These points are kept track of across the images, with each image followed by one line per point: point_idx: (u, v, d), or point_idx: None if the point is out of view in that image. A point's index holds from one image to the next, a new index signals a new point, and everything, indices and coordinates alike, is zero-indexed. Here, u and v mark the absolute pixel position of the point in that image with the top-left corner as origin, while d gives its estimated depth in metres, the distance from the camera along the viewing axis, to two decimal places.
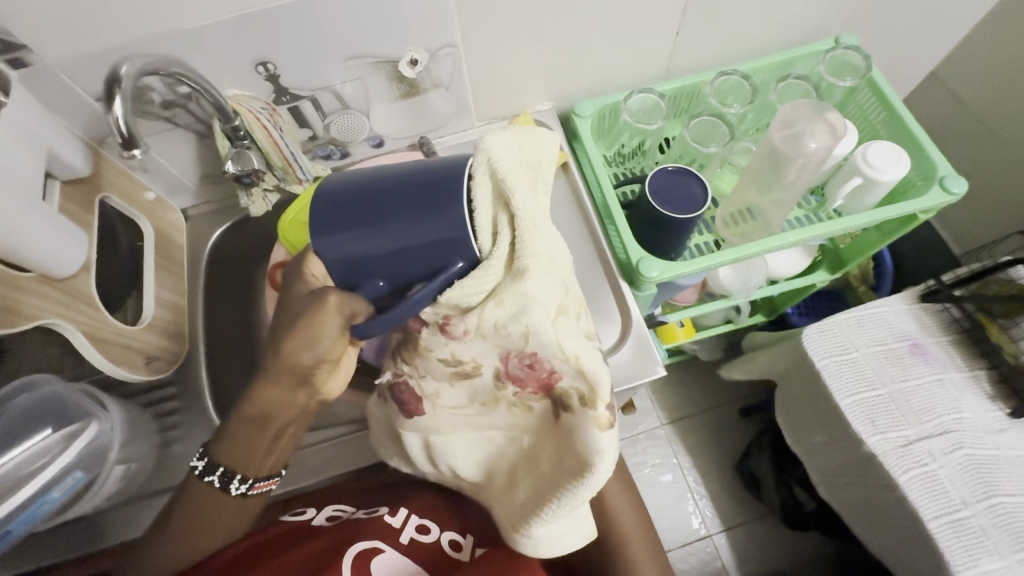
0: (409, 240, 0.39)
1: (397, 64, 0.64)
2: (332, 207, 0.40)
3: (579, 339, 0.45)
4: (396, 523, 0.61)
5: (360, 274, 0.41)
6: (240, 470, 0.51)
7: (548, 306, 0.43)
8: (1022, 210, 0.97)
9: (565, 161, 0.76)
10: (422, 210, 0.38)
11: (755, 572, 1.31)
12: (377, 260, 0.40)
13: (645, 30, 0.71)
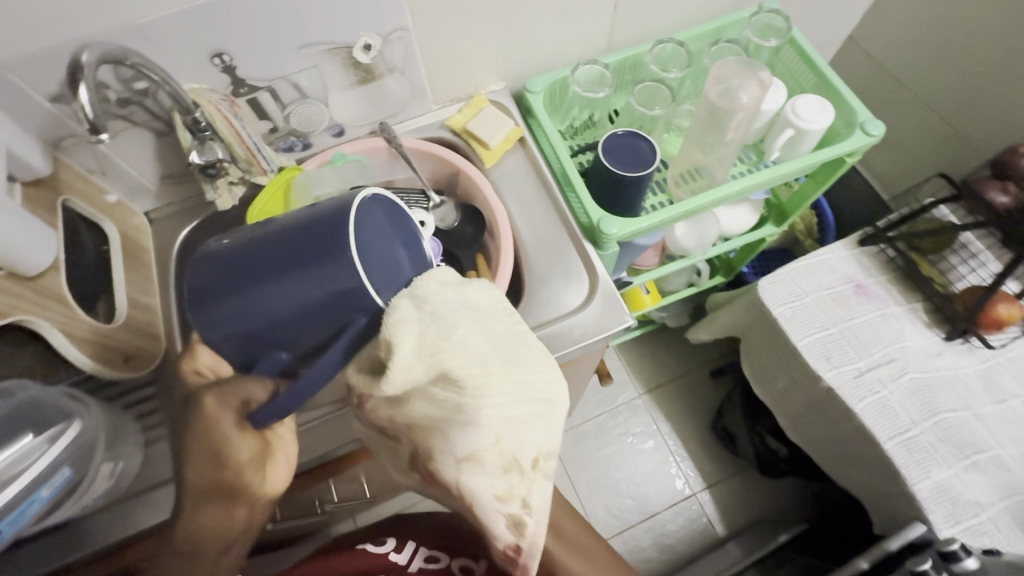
0: (307, 305, 0.42)
1: (352, 48, 0.66)
2: (216, 286, 0.42)
3: (484, 485, 0.50)
4: (403, 559, 0.68)
5: (260, 348, 0.44)
6: None
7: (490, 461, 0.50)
8: (938, 155, 1.07)
9: (521, 136, 0.79)
10: (318, 268, 0.41)
11: (739, 523, 1.37)
12: (275, 331, 0.43)
13: (583, 7, 0.75)
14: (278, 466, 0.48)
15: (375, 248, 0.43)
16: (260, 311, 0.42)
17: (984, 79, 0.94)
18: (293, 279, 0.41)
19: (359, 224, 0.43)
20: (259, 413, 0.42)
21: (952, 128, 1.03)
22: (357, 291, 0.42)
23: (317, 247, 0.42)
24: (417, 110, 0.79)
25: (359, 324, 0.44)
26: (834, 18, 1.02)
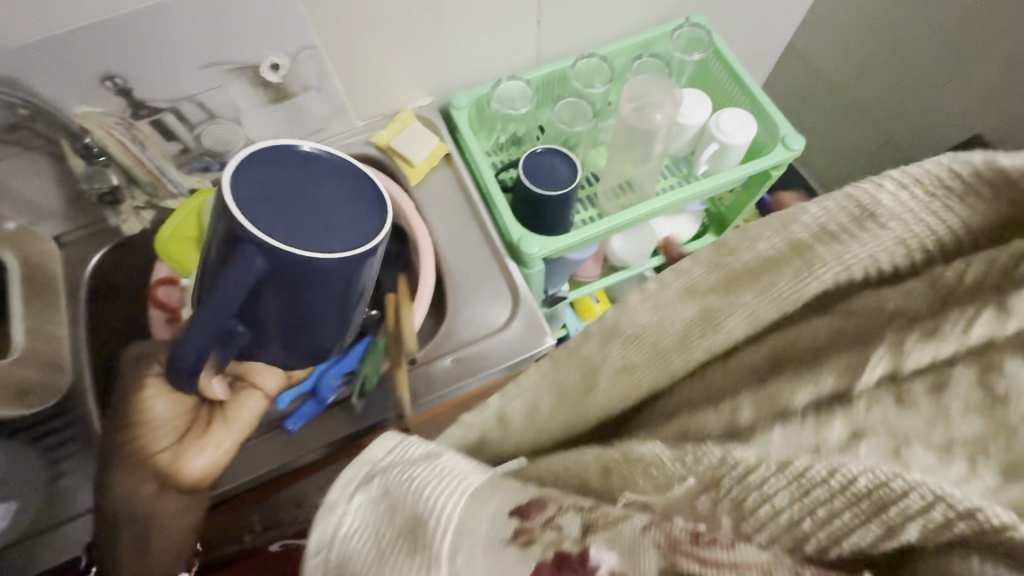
0: (251, 283, 0.40)
1: (258, 68, 0.64)
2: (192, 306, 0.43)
3: None
4: None
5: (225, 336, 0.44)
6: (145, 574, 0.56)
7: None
8: (871, 164, 1.09)
9: (446, 152, 0.78)
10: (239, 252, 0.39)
11: None
12: (242, 312, 0.42)
13: (505, 20, 0.75)
14: (194, 441, 0.57)
15: (288, 216, 0.40)
16: (221, 307, 0.41)
17: (911, 90, 0.96)
18: (225, 270, 0.39)
19: (258, 195, 0.39)
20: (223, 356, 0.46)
21: (885, 137, 1.04)
22: (293, 260, 0.39)
23: (228, 244, 0.39)
24: (341, 128, 0.77)
25: (320, 268, 0.40)
26: (770, 27, 1.02)
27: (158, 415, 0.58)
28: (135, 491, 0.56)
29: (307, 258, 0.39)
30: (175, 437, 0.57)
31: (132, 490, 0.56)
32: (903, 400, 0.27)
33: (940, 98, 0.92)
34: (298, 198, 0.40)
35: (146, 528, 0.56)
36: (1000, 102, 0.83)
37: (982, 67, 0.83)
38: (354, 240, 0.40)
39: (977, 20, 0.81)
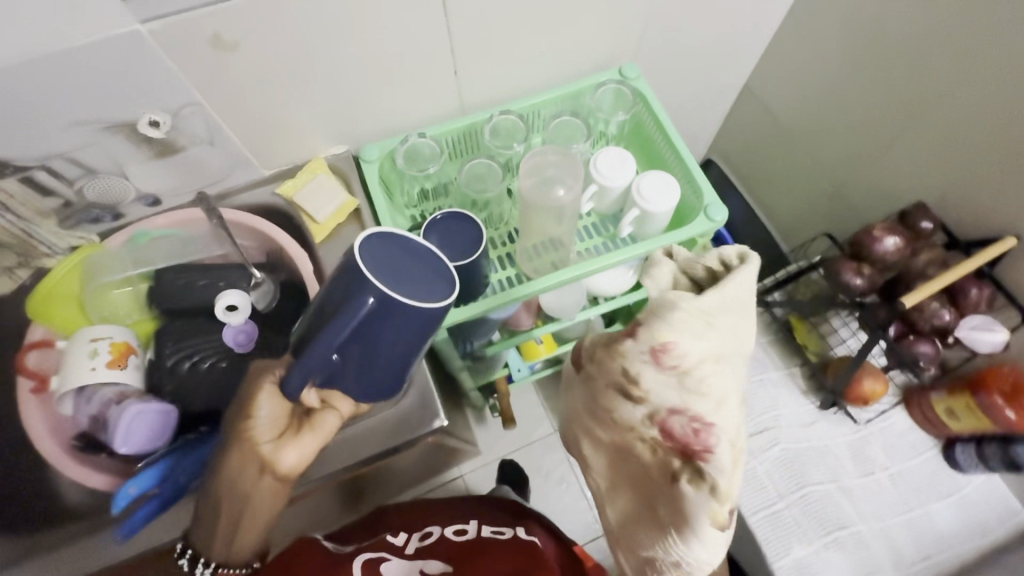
0: (353, 325, 0.45)
1: (135, 125, 0.60)
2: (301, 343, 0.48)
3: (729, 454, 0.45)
4: (400, 539, 0.72)
5: (319, 371, 0.47)
6: (205, 555, 0.53)
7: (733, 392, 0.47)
8: (816, 216, 1.06)
9: (354, 207, 0.74)
10: (349, 298, 0.44)
11: None
12: (342, 348, 0.46)
13: (419, 71, 0.70)
14: (294, 443, 0.50)
15: (410, 270, 0.46)
16: (330, 344, 0.45)
17: (860, 142, 0.91)
18: (337, 316, 0.45)
19: (379, 256, 0.46)
20: (293, 383, 0.47)
21: (836, 187, 0.99)
22: (403, 307, 0.45)
23: (349, 290, 0.45)
24: (245, 175, 0.74)
25: (423, 310, 0.45)
26: (720, 69, 0.98)
27: (268, 416, 0.50)
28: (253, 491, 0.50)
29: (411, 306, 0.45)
30: (288, 437, 0.50)
31: (246, 499, 0.50)
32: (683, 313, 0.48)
33: (888, 155, 0.87)
34: (402, 257, 0.46)
35: (246, 508, 0.51)
36: (945, 167, 0.78)
37: (931, 128, 0.79)
38: (443, 294, 0.46)
39: (926, 79, 0.77)
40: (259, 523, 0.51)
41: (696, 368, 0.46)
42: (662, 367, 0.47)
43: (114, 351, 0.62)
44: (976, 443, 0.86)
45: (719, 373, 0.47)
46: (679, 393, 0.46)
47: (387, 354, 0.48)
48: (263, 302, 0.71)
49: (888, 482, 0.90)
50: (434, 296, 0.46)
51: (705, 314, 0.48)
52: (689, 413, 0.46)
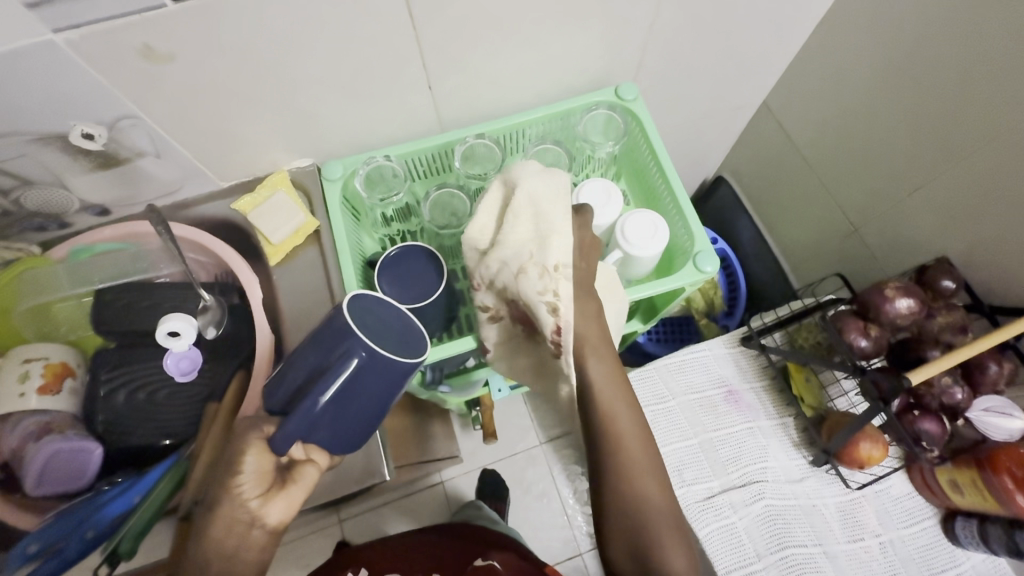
0: (341, 376, 0.44)
1: (68, 137, 0.54)
2: (284, 394, 0.46)
3: (534, 286, 0.55)
4: None
5: (302, 425, 0.45)
6: None
7: (514, 262, 0.56)
8: (817, 252, 1.00)
9: (314, 228, 0.69)
10: (336, 351, 0.45)
11: None
12: (326, 404, 0.45)
13: (387, 86, 0.63)
14: (282, 497, 0.44)
15: (393, 327, 0.47)
16: (312, 397, 0.44)
17: (882, 184, 0.82)
18: (325, 372, 0.44)
19: (366, 314, 0.46)
20: (281, 435, 0.44)
21: (852, 227, 0.90)
22: (390, 364, 0.45)
23: (334, 346, 0.45)
24: (201, 187, 0.69)
25: (403, 364, 0.46)
26: (736, 86, 0.89)
27: (254, 472, 0.43)
28: (239, 554, 0.43)
29: (394, 361, 0.46)
30: (277, 492, 0.44)
31: (228, 568, 0.43)
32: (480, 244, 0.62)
33: (911, 201, 0.78)
34: (380, 314, 0.47)
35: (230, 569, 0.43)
36: (975, 226, 0.70)
37: (964, 180, 0.70)
38: (419, 346, 0.47)
39: (949, 125, 0.69)
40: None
41: (484, 267, 0.60)
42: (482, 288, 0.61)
43: (47, 374, 0.58)
44: (979, 520, 0.78)
45: (496, 258, 0.58)
46: (499, 291, 0.60)
47: (369, 405, 0.47)
48: (211, 328, 0.66)
49: (877, 551, 0.84)
50: (416, 352, 0.47)
51: (489, 226, 0.62)
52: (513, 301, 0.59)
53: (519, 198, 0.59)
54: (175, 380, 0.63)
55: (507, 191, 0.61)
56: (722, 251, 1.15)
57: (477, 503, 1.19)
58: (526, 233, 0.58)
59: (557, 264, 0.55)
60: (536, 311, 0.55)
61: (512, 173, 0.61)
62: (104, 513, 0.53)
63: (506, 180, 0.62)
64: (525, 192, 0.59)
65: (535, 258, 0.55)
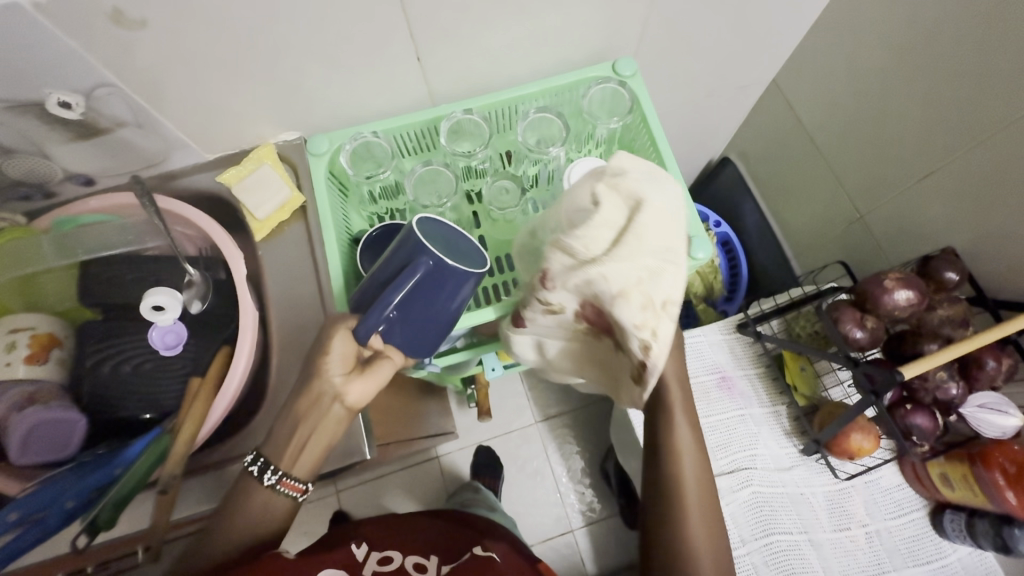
0: (412, 282, 0.48)
1: (44, 106, 0.54)
2: (366, 297, 0.51)
3: (638, 316, 0.48)
4: (360, 555, 0.58)
5: (377, 321, 0.48)
6: (275, 462, 0.49)
7: (617, 284, 0.48)
8: (822, 239, 0.97)
9: (300, 203, 0.68)
10: (408, 260, 0.48)
11: (612, 567, 1.26)
12: (399, 304, 0.48)
13: (373, 58, 0.61)
14: (361, 379, 0.49)
15: (455, 242, 0.51)
16: (388, 298, 0.48)
17: (891, 169, 0.78)
18: (400, 277, 0.48)
19: (429, 230, 0.50)
20: (361, 326, 0.48)
21: (858, 214, 0.87)
22: (455, 271, 0.49)
23: (404, 260, 0.49)
24: (185, 159, 0.68)
25: (467, 273, 0.50)
26: (744, 64, 0.85)
27: (340, 354, 0.48)
28: (320, 421, 0.49)
29: (460, 272, 0.49)
30: (357, 376, 0.49)
31: (308, 432, 0.49)
32: (566, 246, 0.50)
33: (919, 189, 0.75)
34: (442, 230, 0.51)
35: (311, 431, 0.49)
36: (985, 217, 0.67)
37: (976, 169, 0.66)
38: (478, 259, 0.51)
39: (966, 110, 0.65)
40: (321, 453, 0.50)
41: (574, 278, 0.50)
42: (555, 283, 0.52)
43: (34, 344, 0.58)
44: (967, 513, 0.77)
45: (605, 275, 0.48)
46: (581, 295, 0.52)
47: (438, 308, 0.51)
48: (195, 303, 0.66)
49: (863, 540, 0.84)
50: (480, 265, 0.50)
51: (600, 237, 0.50)
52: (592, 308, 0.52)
53: (640, 215, 0.50)
54: (160, 354, 0.63)
55: (613, 197, 0.52)
56: (725, 235, 1.13)
57: (475, 484, 1.20)
58: (642, 258, 0.49)
59: (664, 301, 0.49)
60: (625, 336, 0.50)
61: (618, 181, 0.52)
62: (83, 483, 0.53)
63: (614, 185, 0.52)
64: (646, 214, 0.50)
65: (643, 287, 0.48)
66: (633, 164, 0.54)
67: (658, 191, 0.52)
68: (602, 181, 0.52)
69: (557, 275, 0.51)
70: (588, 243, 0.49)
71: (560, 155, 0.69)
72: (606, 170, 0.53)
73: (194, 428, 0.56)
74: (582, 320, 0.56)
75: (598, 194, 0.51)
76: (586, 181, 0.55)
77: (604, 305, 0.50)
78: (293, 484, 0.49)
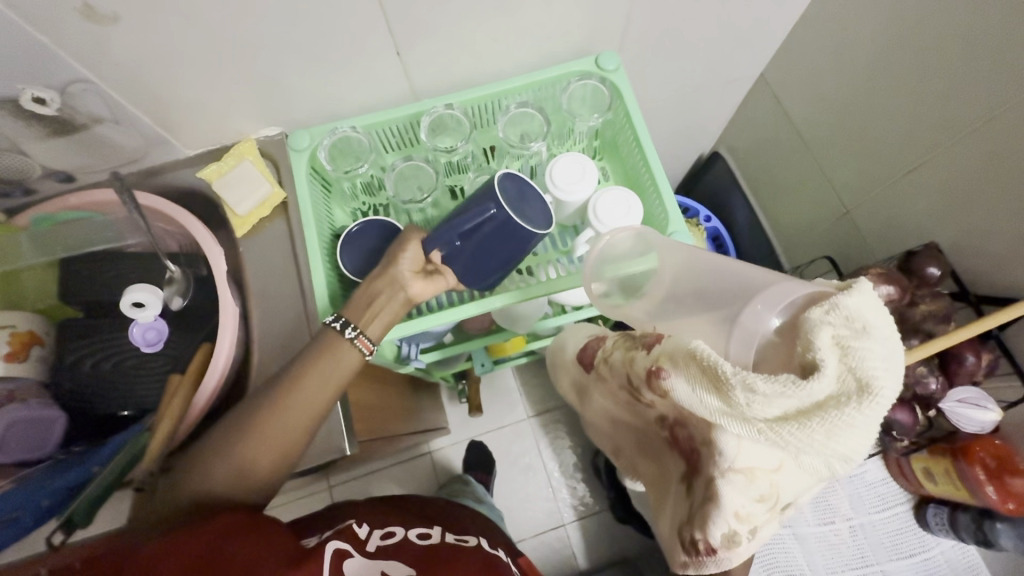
0: (477, 221, 0.53)
1: (18, 101, 0.53)
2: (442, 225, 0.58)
3: (744, 499, 0.39)
4: (362, 533, 0.53)
5: (444, 241, 0.55)
6: (354, 320, 0.55)
7: (742, 458, 0.38)
8: (810, 235, 0.97)
9: (281, 199, 0.68)
10: (479, 201, 0.54)
11: (603, 561, 1.26)
12: (463, 234, 0.55)
13: (352, 54, 0.61)
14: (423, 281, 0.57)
15: (532, 203, 0.55)
16: (456, 225, 0.55)
17: (877, 164, 0.78)
18: (469, 215, 0.54)
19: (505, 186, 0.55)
20: (432, 237, 0.56)
21: (845, 209, 0.86)
22: (517, 224, 0.53)
23: (477, 204, 0.54)
24: (165, 155, 0.68)
25: (528, 229, 0.54)
26: (730, 58, 0.84)
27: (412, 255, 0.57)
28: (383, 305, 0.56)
29: (521, 228, 0.53)
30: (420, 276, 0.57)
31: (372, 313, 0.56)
32: (711, 374, 0.33)
33: (905, 183, 0.74)
34: (518, 190, 0.55)
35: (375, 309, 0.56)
36: (968, 213, 0.67)
37: (959, 163, 0.66)
38: (542, 221, 0.55)
39: (949, 107, 0.65)
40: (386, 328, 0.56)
41: (700, 407, 0.35)
42: (658, 394, 0.41)
43: (14, 343, 0.58)
44: (950, 507, 0.78)
45: (741, 442, 0.38)
46: (691, 426, 0.42)
47: (497, 253, 0.55)
48: (176, 299, 0.65)
49: (847, 534, 0.84)
50: (542, 225, 0.54)
51: (780, 411, 0.31)
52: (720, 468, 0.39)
53: (852, 412, 0.29)
54: (141, 350, 0.63)
55: (835, 361, 0.30)
56: (715, 230, 1.12)
57: (465, 479, 1.20)
58: (813, 457, 0.32)
59: (776, 497, 0.39)
60: (712, 517, 0.40)
61: (859, 343, 0.30)
62: (55, 484, 0.54)
63: (844, 344, 0.30)
64: (868, 412, 0.29)
65: (769, 476, 0.39)
66: (879, 313, 0.32)
67: (898, 379, 0.30)
68: (824, 318, 0.31)
69: (679, 393, 0.37)
70: (758, 407, 0.31)
71: (542, 149, 0.69)
72: (837, 303, 0.31)
73: (170, 427, 0.57)
74: (671, 437, 0.46)
75: (816, 345, 0.30)
76: (784, 301, 0.35)
77: (709, 466, 0.40)
78: (367, 341, 0.55)
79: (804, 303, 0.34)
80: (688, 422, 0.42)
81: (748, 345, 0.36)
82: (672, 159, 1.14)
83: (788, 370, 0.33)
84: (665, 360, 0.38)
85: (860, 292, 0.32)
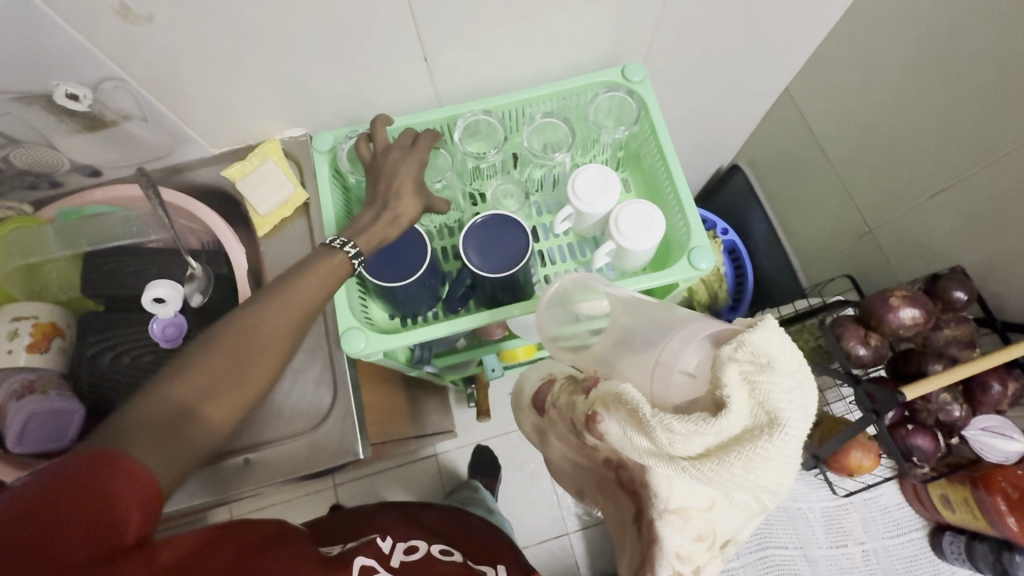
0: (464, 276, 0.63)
1: (52, 97, 0.54)
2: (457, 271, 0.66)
3: (687, 536, 0.38)
4: (386, 547, 0.53)
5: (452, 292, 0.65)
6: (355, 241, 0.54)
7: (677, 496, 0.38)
8: (829, 251, 0.96)
9: (304, 200, 0.68)
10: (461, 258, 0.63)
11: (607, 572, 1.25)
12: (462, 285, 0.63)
13: (379, 59, 0.61)
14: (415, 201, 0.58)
15: (502, 248, 0.61)
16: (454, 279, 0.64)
17: (902, 185, 0.77)
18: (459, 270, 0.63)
19: (478, 239, 0.62)
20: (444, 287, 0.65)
21: (867, 228, 0.85)
22: (490, 270, 0.60)
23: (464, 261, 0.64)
24: (191, 151, 0.69)
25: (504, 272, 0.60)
26: (754, 72, 0.84)
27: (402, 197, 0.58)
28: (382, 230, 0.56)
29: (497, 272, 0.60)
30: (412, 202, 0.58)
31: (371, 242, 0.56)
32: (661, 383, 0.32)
33: (931, 206, 0.73)
34: (487, 240, 0.62)
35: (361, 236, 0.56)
36: (997, 237, 0.66)
37: (987, 188, 0.65)
38: (516, 260, 0.60)
39: (981, 131, 0.64)
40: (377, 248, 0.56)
41: (633, 444, 0.33)
42: (597, 435, 0.39)
43: (36, 333, 0.59)
44: (967, 536, 0.76)
45: (673, 481, 0.37)
46: (634, 467, 0.40)
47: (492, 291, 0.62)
48: (197, 296, 0.66)
49: (860, 558, 0.83)
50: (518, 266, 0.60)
51: (702, 448, 0.30)
52: (658, 506, 0.38)
53: (764, 445, 0.29)
54: (160, 346, 0.64)
55: (743, 397, 0.30)
56: (731, 243, 1.11)
57: (473, 483, 1.20)
58: (741, 492, 0.31)
59: (720, 536, 0.39)
60: (656, 562, 0.38)
61: (763, 377, 0.30)
62: None
63: (750, 379, 0.30)
64: (780, 445, 0.29)
65: (706, 510, 0.38)
66: (786, 348, 0.31)
67: (810, 411, 0.30)
68: (731, 355, 0.31)
69: (612, 435, 0.35)
70: (678, 446, 0.30)
71: (564, 160, 0.68)
72: (743, 339, 0.31)
73: None
74: (618, 478, 0.45)
75: (723, 383, 0.29)
76: (703, 336, 0.34)
77: (648, 509, 0.39)
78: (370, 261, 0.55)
79: (717, 343, 0.34)
80: (628, 463, 0.41)
81: (665, 382, 0.35)
82: (692, 169, 1.13)
83: (702, 407, 0.32)
84: (604, 398, 0.36)
85: (765, 327, 0.31)
